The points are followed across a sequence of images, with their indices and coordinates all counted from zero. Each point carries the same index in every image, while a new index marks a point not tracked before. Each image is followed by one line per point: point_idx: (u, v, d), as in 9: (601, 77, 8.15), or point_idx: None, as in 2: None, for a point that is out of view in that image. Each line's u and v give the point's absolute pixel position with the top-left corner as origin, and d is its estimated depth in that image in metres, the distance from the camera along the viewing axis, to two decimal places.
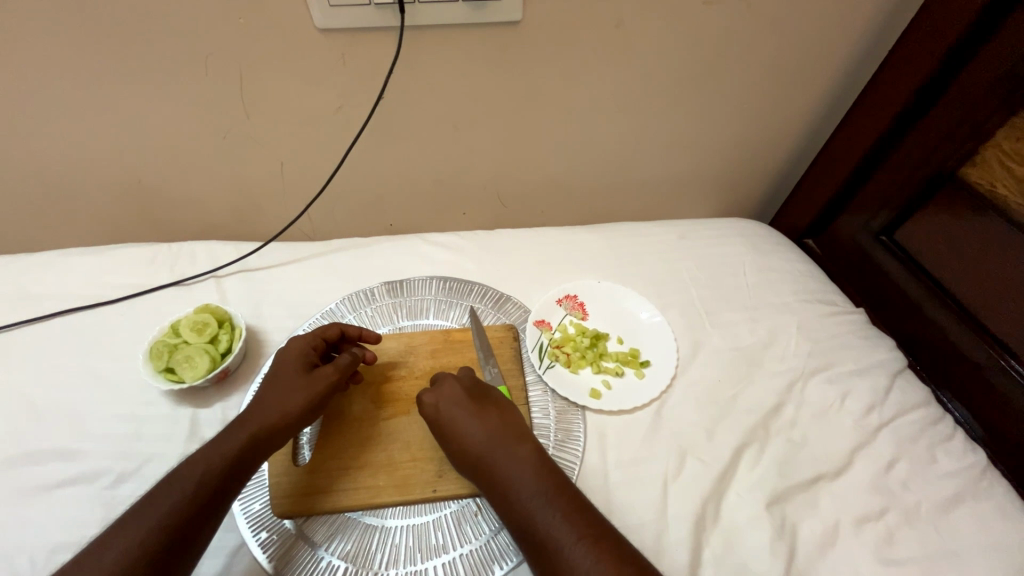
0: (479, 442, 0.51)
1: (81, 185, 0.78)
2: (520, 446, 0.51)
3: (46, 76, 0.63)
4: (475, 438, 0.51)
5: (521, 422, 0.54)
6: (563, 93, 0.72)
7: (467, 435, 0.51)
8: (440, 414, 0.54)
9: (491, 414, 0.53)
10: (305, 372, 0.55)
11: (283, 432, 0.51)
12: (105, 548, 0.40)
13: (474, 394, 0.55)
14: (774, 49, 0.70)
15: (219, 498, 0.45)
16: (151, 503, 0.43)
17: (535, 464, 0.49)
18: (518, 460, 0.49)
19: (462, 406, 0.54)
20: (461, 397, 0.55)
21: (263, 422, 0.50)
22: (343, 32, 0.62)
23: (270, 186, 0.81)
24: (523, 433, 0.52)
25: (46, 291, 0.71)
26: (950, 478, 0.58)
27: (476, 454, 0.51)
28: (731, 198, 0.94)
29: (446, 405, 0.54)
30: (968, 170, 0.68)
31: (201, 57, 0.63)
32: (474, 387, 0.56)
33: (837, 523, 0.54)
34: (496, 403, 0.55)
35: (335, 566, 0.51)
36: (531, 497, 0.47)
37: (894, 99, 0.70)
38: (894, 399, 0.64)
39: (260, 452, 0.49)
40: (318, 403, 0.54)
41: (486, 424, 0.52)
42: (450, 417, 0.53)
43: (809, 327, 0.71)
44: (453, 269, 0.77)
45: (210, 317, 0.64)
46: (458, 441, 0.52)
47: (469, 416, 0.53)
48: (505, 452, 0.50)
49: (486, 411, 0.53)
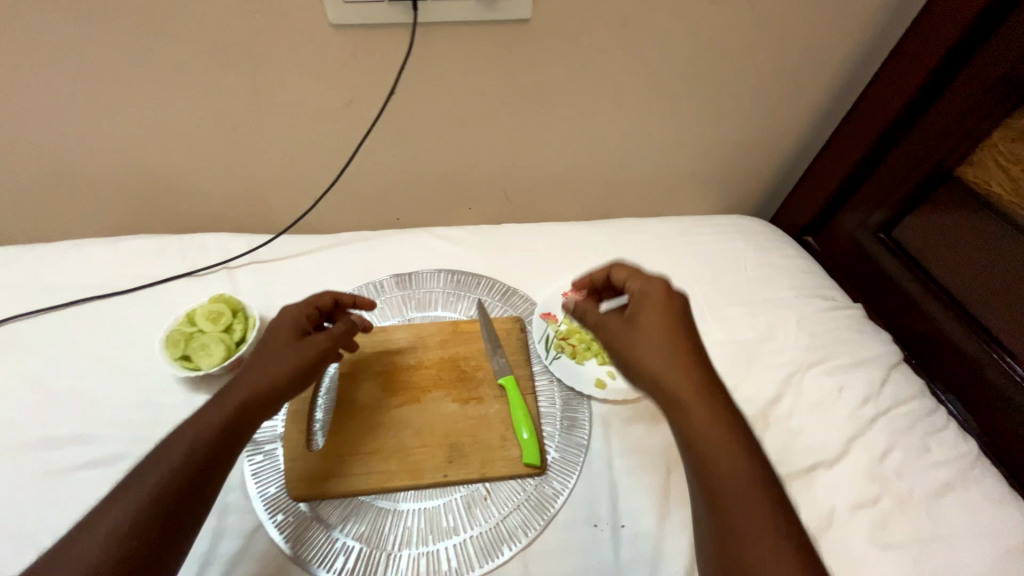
0: (695, 382, 0.45)
1: (93, 176, 0.79)
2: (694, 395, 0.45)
3: (59, 67, 0.64)
4: (688, 378, 0.46)
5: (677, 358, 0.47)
6: (571, 91, 0.74)
7: (681, 373, 0.46)
8: (638, 343, 0.49)
9: (664, 355, 0.47)
10: (297, 338, 0.56)
11: (277, 395, 0.51)
12: (85, 538, 0.39)
13: (665, 319, 0.50)
14: (776, 50, 0.71)
15: (206, 474, 0.44)
16: (141, 475, 0.43)
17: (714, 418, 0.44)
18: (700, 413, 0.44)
19: (673, 333, 0.49)
20: (661, 326, 0.50)
21: (255, 387, 0.50)
22: (355, 29, 0.63)
23: (281, 180, 0.82)
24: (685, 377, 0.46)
25: (60, 280, 0.73)
26: (942, 467, 0.60)
27: (678, 396, 0.45)
28: (733, 196, 0.96)
29: (649, 332, 0.49)
30: (964, 170, 0.70)
31: (214, 50, 0.64)
32: (667, 307, 0.51)
33: (834, 508, 0.57)
34: (652, 338, 0.49)
35: (350, 547, 0.53)
36: (724, 436, 0.43)
37: (893, 100, 0.71)
38: (889, 391, 0.66)
39: (247, 424, 0.48)
40: (314, 366, 0.54)
41: (691, 358, 0.47)
42: (653, 346, 0.48)
43: (808, 322, 0.73)
44: (460, 262, 0.79)
45: (225, 307, 0.66)
46: (668, 377, 0.46)
47: (679, 345, 0.48)
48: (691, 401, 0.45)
49: (683, 338, 0.49)
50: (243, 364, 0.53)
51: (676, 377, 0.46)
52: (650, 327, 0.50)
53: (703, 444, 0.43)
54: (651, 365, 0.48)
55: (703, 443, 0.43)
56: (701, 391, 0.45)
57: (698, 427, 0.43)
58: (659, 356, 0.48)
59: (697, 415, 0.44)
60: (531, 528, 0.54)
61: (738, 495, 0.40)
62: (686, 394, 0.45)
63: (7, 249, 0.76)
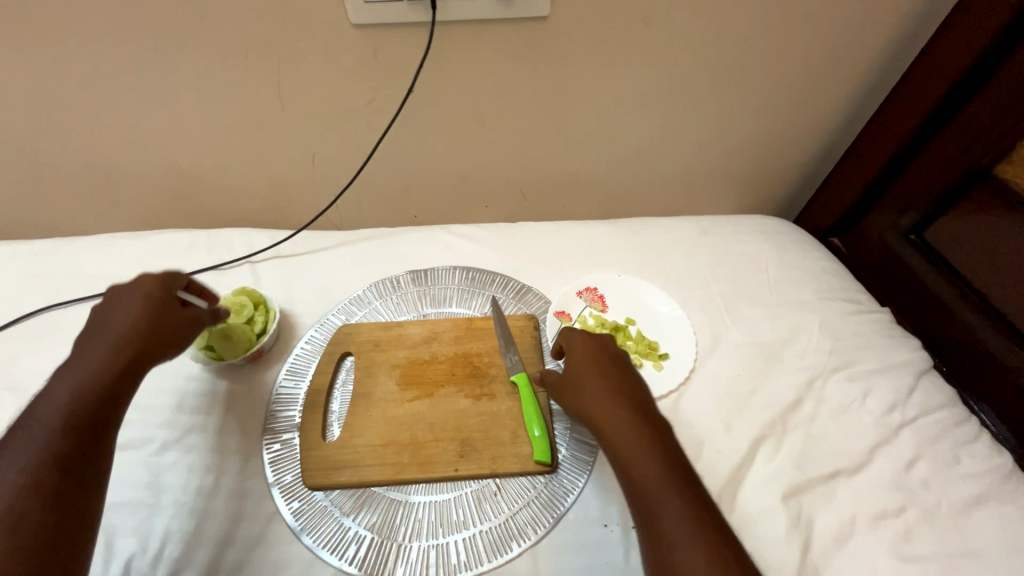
0: (627, 411, 0.50)
1: (128, 174, 0.83)
2: (617, 405, 0.50)
3: (96, 68, 0.67)
4: (619, 411, 0.50)
5: (600, 378, 0.53)
6: (588, 88, 0.73)
7: (613, 404, 0.50)
8: (576, 379, 0.54)
9: (592, 378, 0.53)
10: (167, 300, 0.54)
11: (155, 356, 0.52)
12: None
13: (591, 351, 0.56)
14: (802, 45, 0.69)
15: (94, 436, 0.47)
16: (22, 444, 0.44)
17: (633, 423, 0.49)
18: (622, 422, 0.49)
19: (604, 371, 0.54)
20: (594, 364, 0.55)
21: (124, 350, 0.50)
22: (376, 28, 0.64)
23: (303, 177, 0.84)
24: (608, 392, 0.52)
25: (95, 272, 0.76)
26: (973, 479, 0.58)
27: (612, 426, 0.49)
28: (755, 196, 0.94)
29: (584, 369, 0.54)
30: (1003, 168, 0.66)
31: (240, 50, 0.66)
32: (598, 347, 0.57)
33: (854, 518, 0.55)
34: (582, 365, 0.55)
35: (362, 536, 0.54)
36: (652, 455, 0.46)
37: (926, 96, 0.68)
38: (917, 398, 0.64)
39: (110, 394, 0.48)
40: (182, 327, 0.54)
41: (621, 390, 0.52)
42: (588, 382, 0.53)
43: (832, 325, 0.71)
44: (476, 259, 0.79)
45: (247, 300, 0.68)
46: (602, 410, 0.50)
47: (611, 381, 0.53)
48: (616, 416, 0.49)
49: (606, 364, 0.55)
50: (100, 325, 0.51)
51: (609, 409, 0.50)
52: (584, 364, 0.55)
53: (633, 463, 0.46)
54: (589, 400, 0.52)
55: (625, 459, 0.47)
56: (630, 421, 0.49)
57: (628, 450, 0.47)
58: (594, 392, 0.52)
59: (629, 440, 0.47)
60: (540, 525, 0.54)
61: (667, 506, 0.43)
62: (618, 422, 0.49)
63: (48, 242, 0.80)
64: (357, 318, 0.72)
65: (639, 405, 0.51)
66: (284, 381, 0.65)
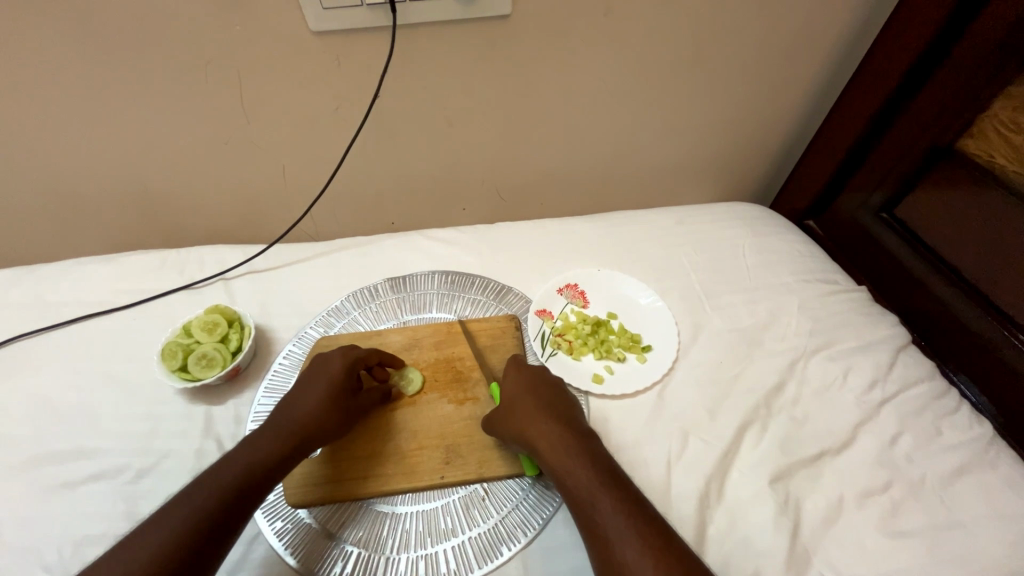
0: (558, 424, 0.52)
1: (92, 196, 0.80)
2: (551, 425, 0.52)
3: (51, 90, 0.65)
4: (550, 425, 0.52)
5: (534, 401, 0.55)
6: (556, 84, 0.73)
7: (544, 420, 0.53)
8: (508, 401, 0.56)
9: (526, 401, 0.55)
10: (347, 394, 0.57)
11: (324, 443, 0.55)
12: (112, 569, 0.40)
13: (525, 376, 0.58)
14: (764, 30, 0.70)
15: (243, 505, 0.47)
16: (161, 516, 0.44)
17: (569, 438, 0.51)
18: (558, 440, 0.51)
19: (535, 389, 0.56)
20: (526, 384, 0.57)
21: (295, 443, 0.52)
22: (336, 34, 0.63)
23: (274, 190, 0.83)
24: (542, 413, 0.53)
25: (61, 299, 0.74)
26: (955, 450, 0.58)
27: (545, 442, 0.51)
28: (730, 183, 0.95)
29: (516, 390, 0.56)
30: (964, 142, 0.68)
31: (200, 64, 0.64)
32: (529, 370, 0.59)
33: (842, 497, 0.55)
34: (516, 391, 0.56)
35: (348, 552, 0.53)
36: (584, 460, 0.49)
37: (890, 74, 0.69)
38: (897, 373, 0.64)
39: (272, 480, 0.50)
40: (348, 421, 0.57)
41: (551, 404, 0.55)
42: (520, 403, 0.55)
43: (811, 307, 0.71)
44: (454, 262, 0.79)
45: (220, 318, 0.66)
46: (535, 427, 0.52)
47: (542, 398, 0.55)
48: (551, 436, 0.51)
49: (537, 387, 0.57)
50: (289, 408, 0.54)
51: (542, 425, 0.52)
52: (516, 386, 0.57)
53: (569, 474, 0.48)
54: (520, 420, 0.54)
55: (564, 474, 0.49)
56: (561, 433, 0.51)
57: (563, 461, 0.49)
58: (526, 411, 0.54)
59: (561, 448, 0.50)
60: (529, 528, 0.54)
61: (602, 505, 0.45)
62: (550, 437, 0.51)
63: (11, 271, 0.77)
64: (336, 329, 0.70)
65: (568, 418, 0.54)
66: (263, 399, 0.63)
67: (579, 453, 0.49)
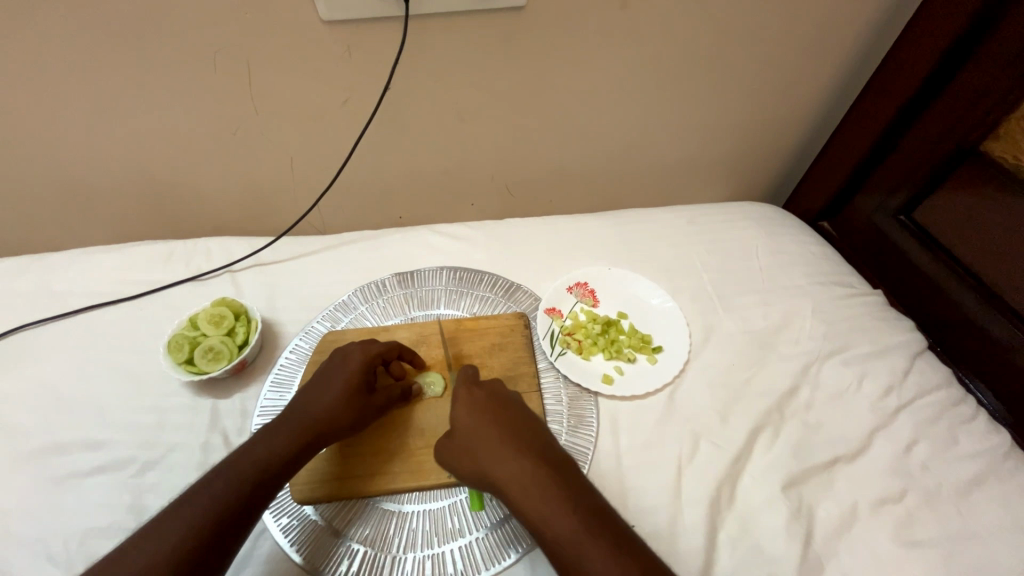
0: (528, 460, 0.46)
1: (98, 185, 0.80)
2: (520, 462, 0.45)
3: (57, 77, 0.64)
4: (518, 463, 0.45)
5: (497, 435, 0.48)
6: (570, 79, 0.72)
7: (512, 457, 0.46)
8: (470, 437, 0.49)
9: (490, 436, 0.48)
10: (365, 390, 0.55)
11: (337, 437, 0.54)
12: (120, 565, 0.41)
13: (483, 405, 0.51)
14: (785, 26, 0.68)
15: (252, 504, 0.47)
16: (167, 513, 0.44)
17: (541, 477, 0.44)
18: (528, 482, 0.44)
19: (500, 419, 0.49)
20: (487, 413, 0.50)
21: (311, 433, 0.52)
22: (347, 24, 0.62)
23: (281, 182, 0.82)
24: (510, 449, 0.46)
25: (67, 288, 0.73)
26: (972, 460, 0.57)
27: (514, 485, 0.44)
28: (743, 182, 0.93)
29: (477, 422, 0.49)
30: (991, 144, 0.65)
31: (208, 53, 0.63)
32: (488, 395, 0.52)
33: (855, 505, 0.54)
34: (477, 424, 0.49)
35: (355, 550, 0.53)
36: (560, 503, 0.43)
37: (913, 74, 0.67)
38: (913, 380, 0.63)
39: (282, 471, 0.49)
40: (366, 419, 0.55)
41: (517, 436, 0.48)
42: (483, 438, 0.48)
43: (826, 310, 0.70)
44: (462, 259, 0.78)
45: (227, 311, 0.65)
46: (502, 469, 0.45)
47: (506, 429, 0.48)
48: (520, 478, 0.44)
49: (499, 417, 0.50)
50: (309, 398, 0.54)
51: (510, 464, 0.45)
52: (477, 416, 0.50)
53: (546, 522, 0.42)
54: (486, 460, 0.47)
55: (539, 523, 0.42)
56: (532, 472, 0.45)
57: (537, 506, 0.43)
58: (492, 448, 0.47)
59: (534, 492, 0.43)
60: None
61: (589, 560, 0.39)
62: (520, 479, 0.44)
63: (18, 260, 0.77)
64: (343, 324, 0.70)
65: (539, 449, 0.47)
66: (269, 393, 0.63)
67: (555, 495, 0.43)
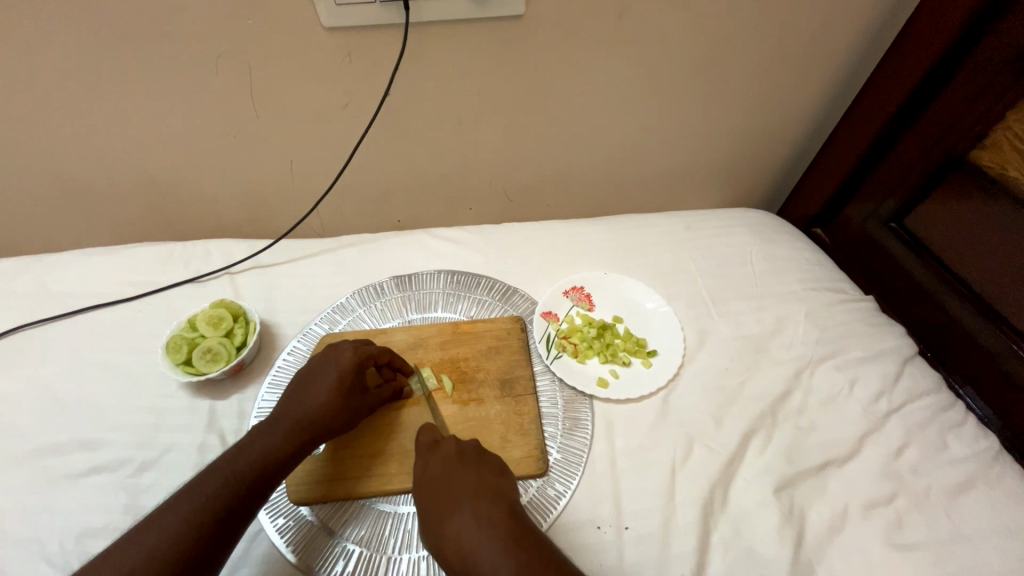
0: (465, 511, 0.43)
1: (98, 187, 0.80)
2: (456, 512, 0.43)
3: (61, 80, 0.65)
4: (461, 516, 0.43)
5: (441, 488, 0.46)
6: (568, 86, 0.73)
7: (452, 511, 0.44)
8: (419, 495, 0.47)
9: (437, 489, 0.46)
10: (357, 387, 0.56)
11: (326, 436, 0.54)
12: (112, 564, 0.41)
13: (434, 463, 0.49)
14: (777, 36, 0.70)
15: (243, 503, 0.47)
16: (163, 513, 0.44)
17: (478, 523, 0.42)
18: (465, 531, 0.42)
19: (448, 473, 0.47)
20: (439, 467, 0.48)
21: (301, 431, 0.52)
22: (349, 31, 0.63)
23: (281, 185, 0.82)
24: (452, 499, 0.45)
25: (66, 289, 0.74)
26: (961, 463, 0.58)
27: (452, 545, 0.42)
28: (738, 188, 0.94)
29: (426, 481, 0.48)
30: (978, 153, 0.67)
31: (210, 57, 0.64)
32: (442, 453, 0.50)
33: (846, 507, 0.55)
34: (427, 482, 0.48)
35: (351, 551, 0.53)
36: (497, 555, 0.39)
37: (902, 84, 0.69)
38: (904, 385, 0.64)
39: (275, 474, 0.50)
40: (354, 417, 0.56)
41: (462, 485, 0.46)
42: (433, 497, 0.46)
43: (818, 316, 0.71)
44: (460, 262, 0.78)
45: (226, 312, 0.66)
46: (444, 528, 0.43)
47: (454, 480, 0.47)
48: (458, 531, 0.42)
49: (451, 472, 0.48)
50: (299, 399, 0.54)
51: (449, 521, 0.43)
52: (427, 475, 0.48)
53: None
54: (430, 520, 0.44)
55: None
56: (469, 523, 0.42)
57: (471, 560, 0.40)
58: (435, 505, 0.45)
59: (470, 549, 0.40)
60: None
61: None
62: (459, 532, 0.42)
63: (17, 260, 0.77)
64: (341, 326, 0.70)
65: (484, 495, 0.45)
66: (267, 395, 0.63)
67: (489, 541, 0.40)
